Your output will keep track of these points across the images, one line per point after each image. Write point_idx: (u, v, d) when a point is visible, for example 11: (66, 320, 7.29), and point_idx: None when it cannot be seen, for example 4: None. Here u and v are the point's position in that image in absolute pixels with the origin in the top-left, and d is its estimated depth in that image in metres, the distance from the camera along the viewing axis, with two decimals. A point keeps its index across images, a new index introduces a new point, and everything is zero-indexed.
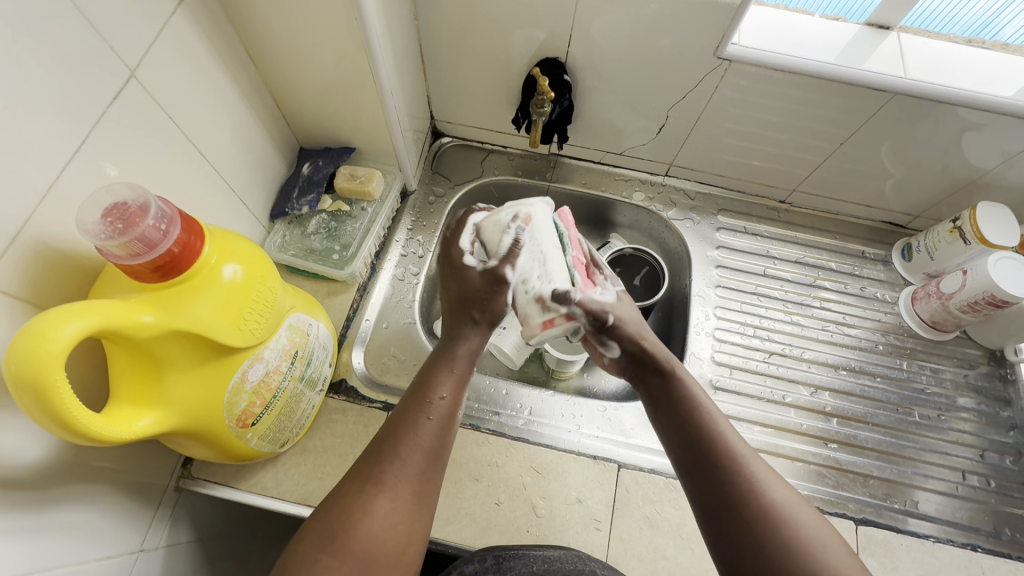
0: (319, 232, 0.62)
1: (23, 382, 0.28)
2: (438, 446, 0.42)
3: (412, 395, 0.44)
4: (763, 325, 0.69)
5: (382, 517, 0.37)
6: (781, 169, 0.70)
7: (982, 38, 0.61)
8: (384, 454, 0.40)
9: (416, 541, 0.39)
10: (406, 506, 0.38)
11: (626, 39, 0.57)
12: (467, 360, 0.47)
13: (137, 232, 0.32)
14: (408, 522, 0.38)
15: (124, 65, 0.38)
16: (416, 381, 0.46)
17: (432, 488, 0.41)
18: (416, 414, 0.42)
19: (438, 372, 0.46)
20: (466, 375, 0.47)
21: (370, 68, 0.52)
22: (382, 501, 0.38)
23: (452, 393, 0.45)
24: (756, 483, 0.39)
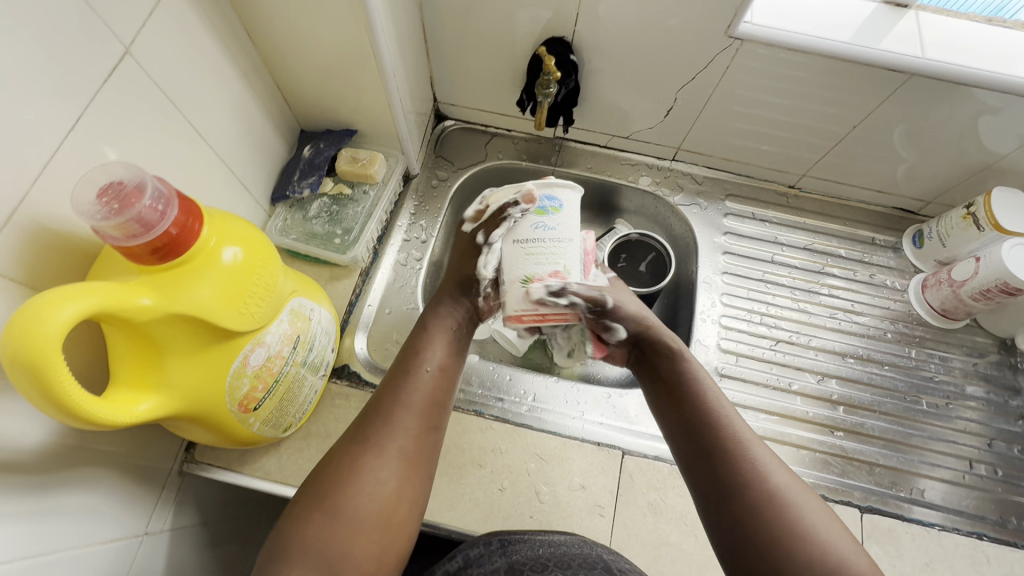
0: (321, 216, 0.61)
1: (20, 366, 0.28)
2: (433, 406, 0.42)
3: (403, 359, 0.44)
4: (770, 312, 0.68)
5: (376, 473, 0.38)
6: (792, 153, 0.69)
7: (1000, 17, 0.59)
8: (378, 414, 0.40)
9: (411, 501, 0.39)
10: (398, 463, 0.39)
11: (635, 18, 0.55)
12: (454, 322, 0.48)
13: (133, 212, 0.32)
14: (403, 480, 0.39)
15: (118, 41, 0.37)
16: (404, 347, 0.46)
17: (427, 450, 0.41)
18: (407, 377, 0.43)
19: (430, 339, 0.46)
20: (454, 343, 0.47)
21: (371, 47, 0.50)
22: (375, 459, 0.38)
23: (443, 354, 0.45)
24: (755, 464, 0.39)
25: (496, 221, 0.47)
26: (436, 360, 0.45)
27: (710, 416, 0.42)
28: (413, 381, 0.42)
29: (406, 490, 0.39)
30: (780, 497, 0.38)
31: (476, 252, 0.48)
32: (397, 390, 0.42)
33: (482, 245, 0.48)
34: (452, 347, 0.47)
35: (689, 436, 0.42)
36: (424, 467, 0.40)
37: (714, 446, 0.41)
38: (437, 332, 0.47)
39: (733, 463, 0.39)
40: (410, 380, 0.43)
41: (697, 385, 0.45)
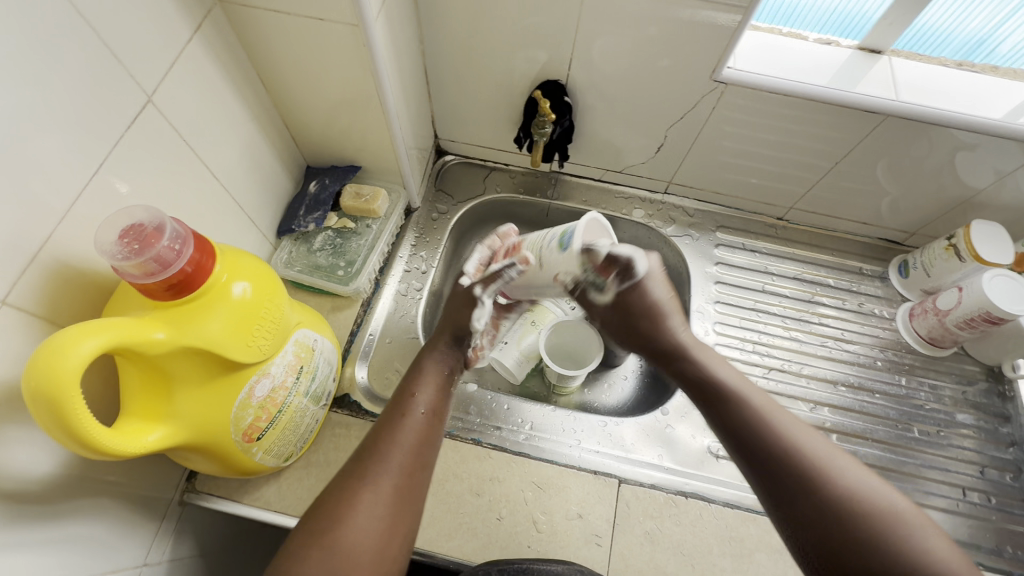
0: (325, 249, 0.63)
1: (41, 399, 0.29)
2: (422, 451, 0.43)
3: (393, 404, 0.45)
4: (762, 341, 0.70)
5: (352, 521, 0.38)
6: (779, 186, 0.72)
7: (972, 59, 0.62)
8: (367, 453, 0.41)
9: (389, 553, 0.38)
10: (377, 510, 0.39)
11: (624, 63, 0.59)
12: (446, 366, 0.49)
13: (152, 252, 0.34)
14: (382, 530, 0.38)
15: (142, 90, 0.40)
16: (399, 389, 0.47)
17: (413, 498, 0.41)
18: (396, 421, 0.43)
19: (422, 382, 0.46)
20: (445, 385, 0.48)
21: (376, 91, 0.53)
22: (353, 505, 0.38)
23: (435, 399, 0.46)
24: (831, 473, 0.38)
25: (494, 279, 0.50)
26: (426, 405, 0.45)
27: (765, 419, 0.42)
28: (401, 425, 0.43)
29: (385, 538, 0.38)
30: (884, 517, 0.36)
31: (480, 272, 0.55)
32: (382, 435, 0.42)
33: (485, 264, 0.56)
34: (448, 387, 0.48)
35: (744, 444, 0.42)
36: (407, 516, 0.40)
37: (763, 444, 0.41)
38: (426, 377, 0.47)
39: (797, 468, 0.39)
40: (393, 421, 0.43)
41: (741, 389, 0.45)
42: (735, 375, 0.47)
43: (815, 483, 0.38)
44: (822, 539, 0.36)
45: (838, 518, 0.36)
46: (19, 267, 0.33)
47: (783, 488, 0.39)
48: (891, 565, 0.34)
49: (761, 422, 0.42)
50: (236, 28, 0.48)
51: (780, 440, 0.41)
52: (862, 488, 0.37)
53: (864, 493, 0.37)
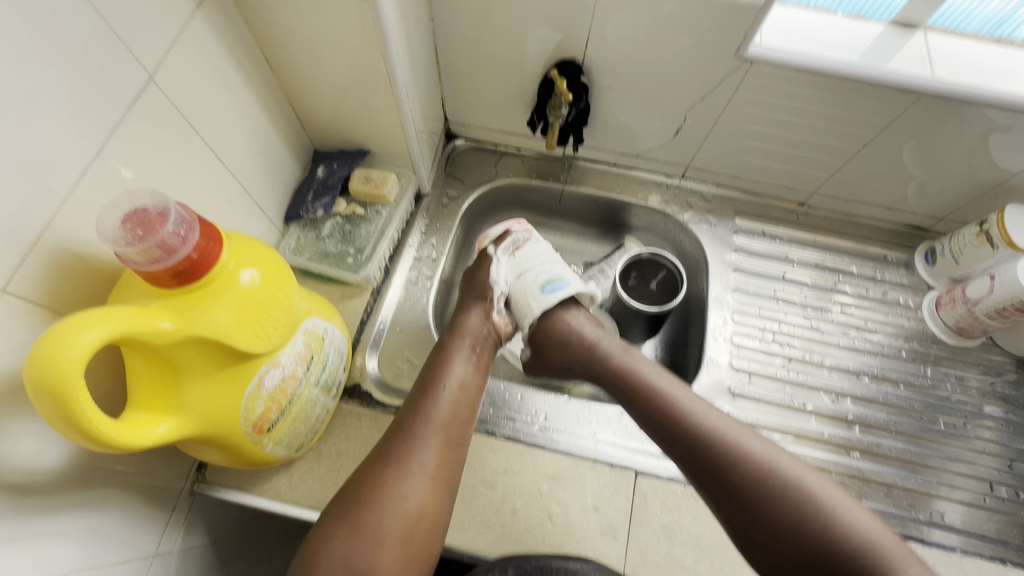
0: (333, 236, 0.61)
1: (44, 391, 0.28)
2: (455, 421, 0.46)
3: (423, 381, 0.49)
4: (782, 330, 0.68)
5: (401, 488, 0.41)
6: (802, 171, 0.69)
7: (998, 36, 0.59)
8: (401, 432, 0.45)
9: (436, 515, 0.42)
10: (421, 477, 0.42)
11: (643, 40, 0.56)
12: (475, 338, 0.53)
13: (156, 238, 0.32)
14: (429, 492, 0.42)
15: (142, 69, 0.38)
16: (427, 366, 0.50)
17: (451, 464, 0.45)
18: (426, 395, 0.47)
19: (450, 359, 0.50)
20: (478, 358, 0.52)
21: (386, 71, 0.51)
22: (398, 473, 0.42)
23: (466, 371, 0.50)
24: (796, 490, 0.42)
25: (502, 240, 0.58)
26: (457, 377, 0.49)
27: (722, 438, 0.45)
28: (432, 399, 0.47)
29: (429, 500, 0.42)
30: (868, 547, 0.39)
31: (483, 262, 0.58)
32: (417, 411, 0.46)
33: (490, 255, 0.58)
34: (478, 361, 0.52)
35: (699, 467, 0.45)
36: (448, 481, 0.44)
37: (720, 464, 0.44)
38: (458, 353, 0.51)
39: (759, 488, 0.43)
40: (427, 398, 0.47)
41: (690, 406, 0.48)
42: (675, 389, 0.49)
43: (780, 505, 0.41)
44: (774, 553, 0.41)
45: (796, 533, 0.40)
46: (19, 253, 0.31)
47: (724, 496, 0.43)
48: (820, 546, 0.40)
49: (718, 442, 0.45)
50: (240, 4, 0.46)
51: (722, 457, 0.44)
52: (828, 502, 0.41)
53: (784, 486, 0.42)
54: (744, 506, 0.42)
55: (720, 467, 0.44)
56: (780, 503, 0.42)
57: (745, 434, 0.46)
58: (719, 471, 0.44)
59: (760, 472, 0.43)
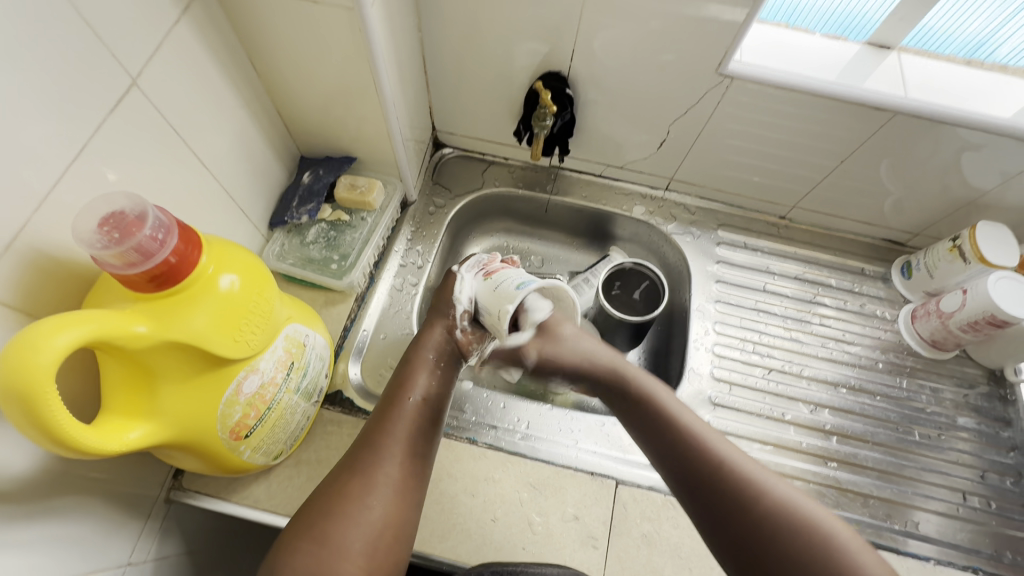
0: (318, 242, 0.61)
1: (13, 396, 0.27)
2: (420, 433, 0.46)
3: (388, 395, 0.48)
4: (762, 341, 0.68)
5: (365, 500, 0.41)
6: (782, 185, 0.71)
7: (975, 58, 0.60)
8: (366, 444, 0.44)
9: (401, 528, 0.42)
10: (386, 489, 0.42)
11: (627, 55, 0.57)
12: (438, 351, 0.52)
13: (133, 242, 0.32)
14: (392, 505, 0.42)
15: (125, 73, 0.38)
16: (393, 380, 0.50)
17: (416, 477, 0.44)
18: (391, 409, 0.47)
19: (415, 371, 0.50)
20: (442, 372, 0.52)
21: (372, 80, 0.51)
22: (364, 486, 0.41)
23: (430, 384, 0.50)
24: (784, 501, 0.40)
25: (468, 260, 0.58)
26: (422, 390, 0.49)
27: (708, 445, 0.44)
28: (398, 413, 0.46)
29: (395, 513, 0.42)
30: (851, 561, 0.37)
31: (449, 282, 0.57)
32: (382, 424, 0.46)
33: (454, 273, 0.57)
34: (443, 373, 0.52)
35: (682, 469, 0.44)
36: (412, 493, 0.43)
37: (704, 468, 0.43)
38: (420, 367, 0.50)
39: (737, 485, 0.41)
40: (391, 412, 0.47)
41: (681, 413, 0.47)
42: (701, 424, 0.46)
43: (756, 504, 0.40)
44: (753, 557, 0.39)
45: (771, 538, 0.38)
46: None
47: (721, 509, 0.41)
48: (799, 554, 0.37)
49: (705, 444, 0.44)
50: (227, 12, 0.46)
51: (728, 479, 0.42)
52: (810, 510, 0.39)
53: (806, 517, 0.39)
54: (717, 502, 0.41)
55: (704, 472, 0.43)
56: (793, 527, 0.38)
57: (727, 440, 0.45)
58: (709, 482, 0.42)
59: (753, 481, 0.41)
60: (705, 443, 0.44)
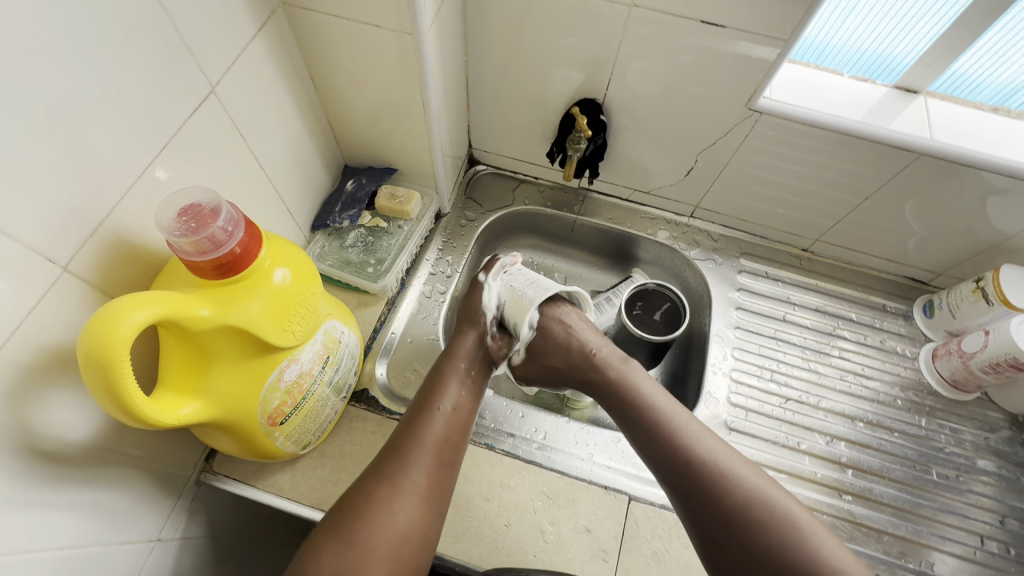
0: (356, 245, 0.64)
1: (93, 364, 0.30)
2: (447, 442, 0.48)
3: (420, 402, 0.51)
4: (780, 370, 0.69)
5: (391, 505, 0.43)
6: (806, 218, 0.72)
7: (1008, 107, 0.62)
8: (396, 451, 0.46)
9: (425, 531, 0.44)
10: (412, 496, 0.44)
11: (661, 86, 0.60)
12: (467, 362, 0.55)
13: (207, 232, 0.35)
14: (418, 511, 0.44)
15: (207, 82, 0.42)
16: (425, 386, 0.53)
17: (441, 484, 0.46)
18: (421, 416, 0.49)
19: (446, 380, 0.52)
20: (473, 381, 0.54)
21: (421, 98, 0.55)
22: (391, 492, 0.43)
23: (461, 395, 0.52)
24: (761, 498, 0.43)
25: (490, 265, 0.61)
26: (452, 400, 0.51)
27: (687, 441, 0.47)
28: (428, 421, 0.49)
29: (421, 520, 0.43)
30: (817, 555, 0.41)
31: (475, 291, 0.60)
32: (413, 431, 0.48)
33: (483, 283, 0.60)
34: (472, 383, 0.54)
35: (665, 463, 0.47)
36: (437, 501, 0.45)
37: (686, 464, 0.46)
38: (451, 376, 0.53)
39: (717, 483, 0.45)
40: (421, 421, 0.49)
41: (663, 408, 0.50)
42: (686, 420, 0.49)
43: (731, 502, 0.43)
44: (730, 550, 0.43)
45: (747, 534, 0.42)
46: (81, 237, 0.34)
47: (705, 505, 0.44)
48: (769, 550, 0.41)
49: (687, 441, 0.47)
50: (295, 31, 0.51)
51: (712, 477, 0.45)
52: (779, 503, 0.43)
53: (778, 514, 0.43)
54: (697, 497, 0.45)
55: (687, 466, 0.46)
56: (760, 527, 0.42)
57: (709, 434, 0.48)
58: (698, 477, 0.45)
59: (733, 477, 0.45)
60: (688, 439, 0.47)
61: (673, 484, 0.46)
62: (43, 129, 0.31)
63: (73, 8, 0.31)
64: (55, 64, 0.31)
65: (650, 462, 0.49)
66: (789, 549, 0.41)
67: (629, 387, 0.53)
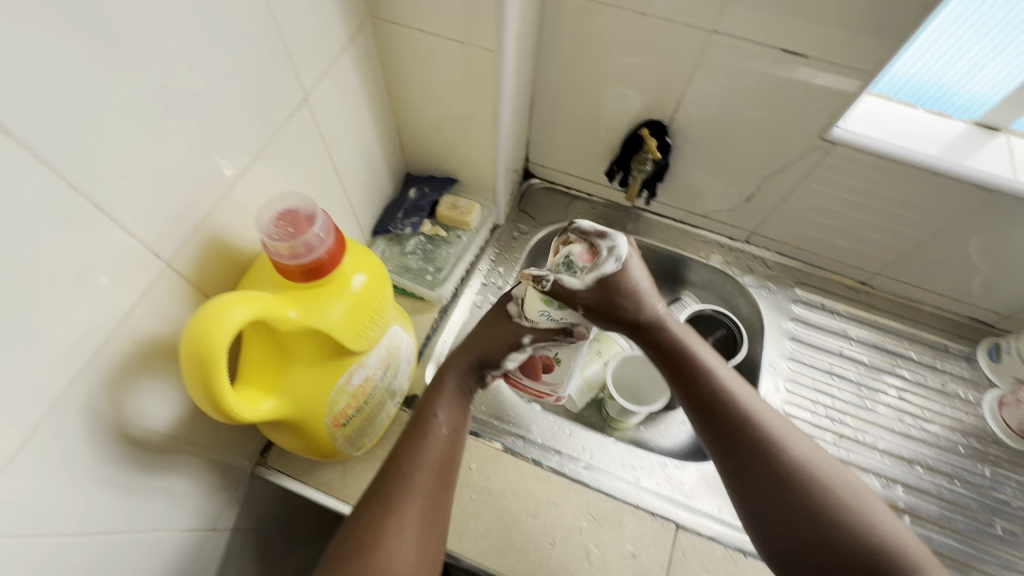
0: (416, 253, 0.65)
1: (193, 360, 0.31)
2: (445, 469, 0.45)
3: (413, 427, 0.47)
4: (835, 406, 0.67)
5: (393, 539, 0.40)
6: (869, 252, 0.70)
7: None
8: (392, 480, 0.43)
9: (432, 555, 0.41)
10: (412, 526, 0.41)
11: (732, 112, 0.60)
12: (462, 382, 0.51)
13: (303, 238, 0.36)
14: (419, 538, 0.41)
15: (301, 92, 0.43)
16: (416, 412, 0.48)
17: (442, 506, 0.44)
18: (418, 440, 0.45)
19: (438, 402, 0.48)
20: (461, 400, 0.50)
21: (493, 113, 0.56)
22: (390, 524, 0.40)
23: (455, 415, 0.48)
24: (834, 494, 0.41)
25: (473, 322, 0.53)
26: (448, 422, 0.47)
27: (757, 426, 0.44)
28: (424, 447, 0.45)
29: (426, 552, 0.41)
30: (893, 551, 0.39)
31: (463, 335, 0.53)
32: (409, 458, 0.44)
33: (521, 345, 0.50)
34: (462, 401, 0.50)
35: (732, 449, 0.44)
36: (439, 525, 0.43)
37: (755, 453, 0.43)
38: (444, 396, 0.49)
39: (790, 476, 0.42)
40: (416, 446, 0.45)
41: (732, 390, 0.46)
42: (751, 401, 0.46)
43: (808, 496, 0.41)
44: (801, 553, 0.40)
45: (824, 535, 0.40)
46: (184, 235, 0.36)
47: (775, 500, 0.42)
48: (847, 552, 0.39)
49: (758, 428, 0.44)
50: (379, 42, 0.52)
51: (787, 471, 0.42)
52: (855, 498, 0.41)
53: (854, 504, 0.41)
54: (768, 491, 0.42)
55: (755, 456, 0.43)
56: (839, 523, 0.40)
57: (781, 418, 0.45)
58: (764, 470, 0.43)
59: (806, 465, 0.42)
60: (756, 425, 0.44)
61: (737, 479, 0.43)
62: (164, 132, 0.32)
63: (199, 19, 0.32)
64: (180, 71, 0.32)
65: (714, 451, 0.45)
66: (867, 550, 0.39)
67: (683, 355, 0.48)
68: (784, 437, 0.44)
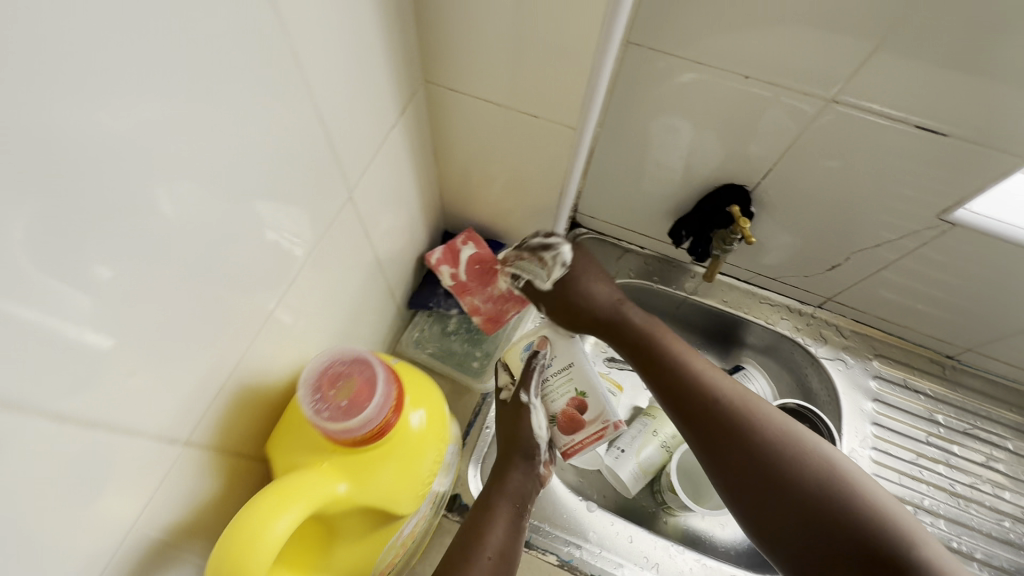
0: (460, 333, 0.57)
1: None
2: None
3: (458, 552, 0.42)
4: (925, 507, 0.61)
5: None
6: (965, 330, 0.62)
7: None
8: None
9: None
10: None
11: (834, 182, 0.51)
12: (518, 497, 0.47)
13: (361, 414, 0.30)
14: None
15: (346, 188, 0.35)
16: (465, 527, 0.45)
17: None
18: (461, 572, 0.41)
19: (492, 525, 0.44)
20: (516, 520, 0.46)
21: (561, 186, 0.47)
22: None
23: (506, 538, 0.44)
24: (824, 466, 0.42)
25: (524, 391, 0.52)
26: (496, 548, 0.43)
27: (737, 408, 0.46)
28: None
29: None
30: (888, 516, 0.39)
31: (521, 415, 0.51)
32: None
33: (525, 405, 0.50)
34: (517, 523, 0.46)
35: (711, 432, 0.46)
36: None
37: (731, 431, 0.45)
38: (497, 513, 0.46)
39: (771, 452, 0.43)
40: None
41: (710, 375, 0.48)
42: (730, 386, 0.48)
43: (793, 470, 0.42)
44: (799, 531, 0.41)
45: (817, 506, 0.40)
46: (207, 400, 0.28)
47: (764, 478, 0.43)
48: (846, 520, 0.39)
49: (728, 407, 0.46)
50: (430, 106, 0.43)
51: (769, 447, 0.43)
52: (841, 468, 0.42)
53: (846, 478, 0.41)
54: (752, 468, 0.43)
55: (729, 435, 0.45)
56: (831, 493, 0.41)
57: (747, 398, 0.47)
58: (742, 449, 0.44)
59: (783, 440, 0.44)
60: (732, 406, 0.46)
61: (716, 459, 0.45)
62: (195, 291, 0.25)
63: (240, 145, 0.24)
64: (217, 214, 0.24)
65: (693, 440, 0.47)
66: (867, 519, 0.39)
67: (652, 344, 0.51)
68: (756, 412, 0.45)
